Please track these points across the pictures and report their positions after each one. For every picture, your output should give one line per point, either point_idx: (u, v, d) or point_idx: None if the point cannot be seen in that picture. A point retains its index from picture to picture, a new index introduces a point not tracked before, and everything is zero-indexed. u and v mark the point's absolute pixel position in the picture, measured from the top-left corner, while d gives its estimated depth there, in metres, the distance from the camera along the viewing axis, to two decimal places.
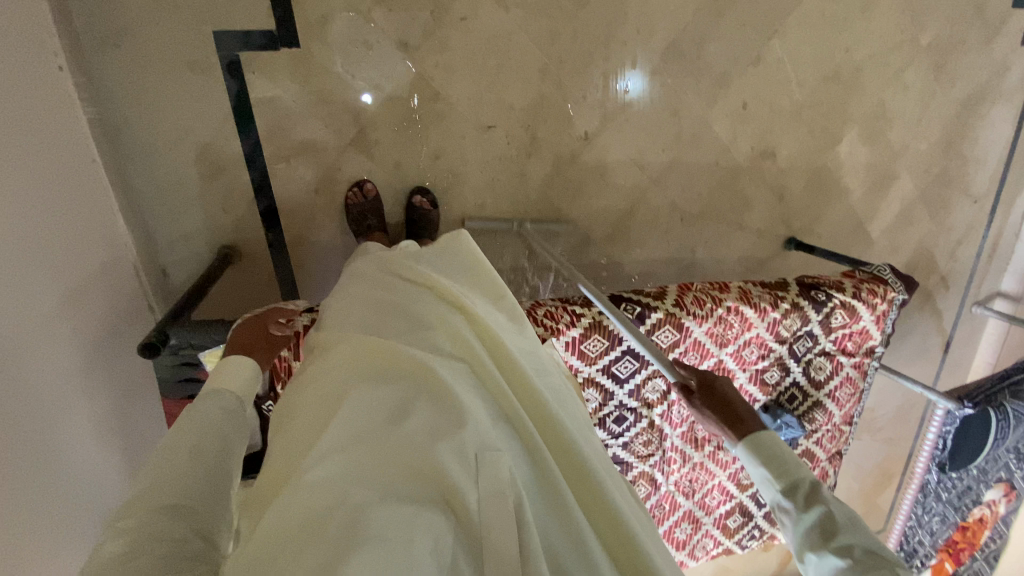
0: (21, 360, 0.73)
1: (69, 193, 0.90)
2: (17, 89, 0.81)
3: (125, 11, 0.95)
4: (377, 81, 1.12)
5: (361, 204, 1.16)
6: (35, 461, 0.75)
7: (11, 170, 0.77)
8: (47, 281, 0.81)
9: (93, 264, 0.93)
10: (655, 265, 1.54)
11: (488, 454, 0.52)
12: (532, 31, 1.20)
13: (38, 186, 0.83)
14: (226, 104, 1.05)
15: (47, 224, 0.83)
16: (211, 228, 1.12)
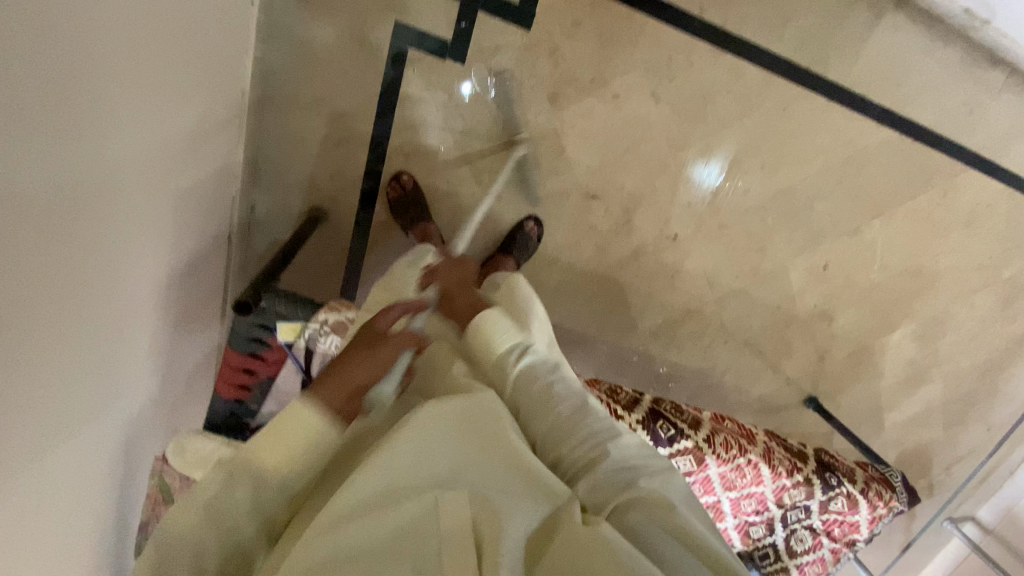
0: (119, 274, 0.77)
1: (209, 117, 0.93)
2: (206, 26, 0.86)
3: None
4: (516, 119, 1.16)
5: (400, 199, 1.14)
6: (103, 373, 0.77)
7: (178, 98, 0.83)
8: (168, 202, 0.87)
9: (207, 191, 0.98)
10: (681, 376, 1.57)
11: (444, 500, 0.59)
12: (671, 130, 1.23)
13: (180, 98, 0.83)
14: (376, 86, 1.08)
15: (174, 136, 0.84)
16: (311, 187, 1.15)
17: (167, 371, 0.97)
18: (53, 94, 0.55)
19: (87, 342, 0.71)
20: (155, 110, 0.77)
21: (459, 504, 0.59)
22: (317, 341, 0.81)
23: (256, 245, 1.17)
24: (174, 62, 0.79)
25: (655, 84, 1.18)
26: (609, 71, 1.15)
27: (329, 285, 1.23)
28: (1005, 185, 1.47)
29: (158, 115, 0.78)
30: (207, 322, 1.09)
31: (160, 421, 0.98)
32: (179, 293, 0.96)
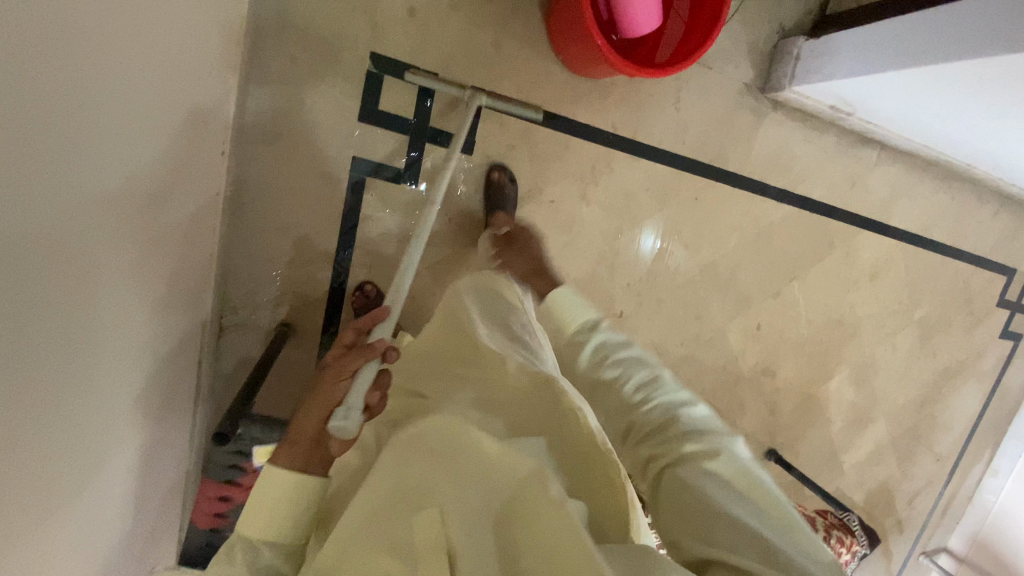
0: (106, 402, 0.82)
1: (184, 254, 1.01)
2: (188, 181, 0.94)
3: (292, 125, 1.12)
4: (466, 226, 1.29)
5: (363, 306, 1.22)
6: (87, 500, 0.80)
7: (162, 248, 0.90)
8: (150, 335, 0.92)
9: (183, 319, 1.04)
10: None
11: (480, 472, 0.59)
12: (604, 223, 1.39)
13: (163, 249, 0.90)
14: (337, 211, 1.19)
15: (156, 282, 0.90)
16: (280, 304, 1.22)
17: (142, 488, 0.98)
18: (53, 277, 0.62)
19: (75, 472, 0.75)
20: (144, 258, 0.85)
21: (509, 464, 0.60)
22: None
23: (226, 364, 1.22)
24: (161, 219, 0.88)
25: (583, 187, 1.35)
26: (543, 180, 1.32)
27: (299, 398, 1.27)
28: (894, 242, 1.69)
29: (145, 263, 0.85)
30: (182, 434, 1.12)
31: (132, 536, 0.99)
32: (152, 420, 0.98)
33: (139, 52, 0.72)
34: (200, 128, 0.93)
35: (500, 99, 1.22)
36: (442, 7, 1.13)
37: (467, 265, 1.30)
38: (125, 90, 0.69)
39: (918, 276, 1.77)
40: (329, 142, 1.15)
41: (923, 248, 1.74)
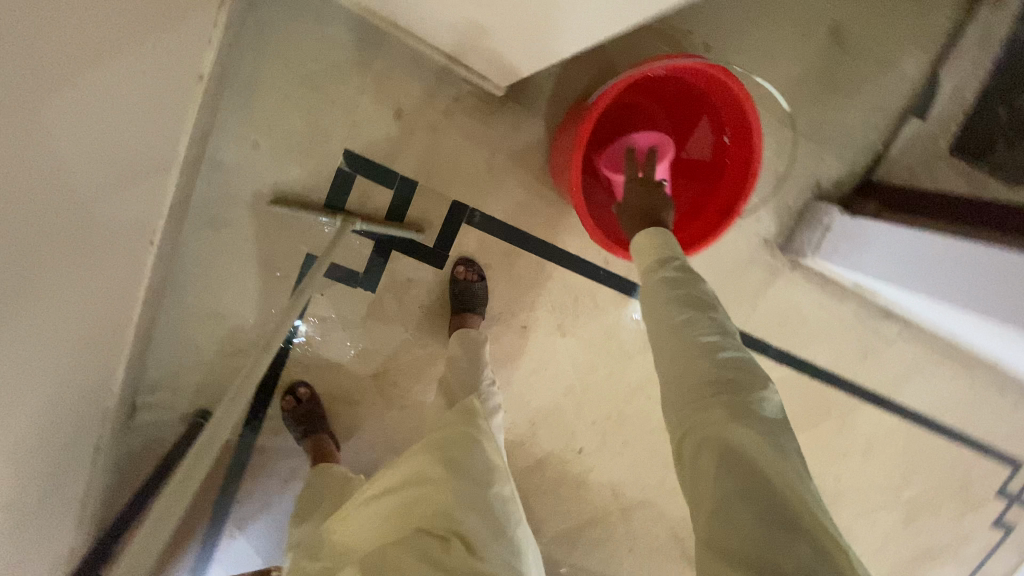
0: None
1: (83, 348, 0.85)
2: (94, 274, 0.80)
3: (241, 210, 1.01)
4: (422, 339, 1.16)
5: (292, 411, 1.11)
6: None
7: (45, 358, 0.74)
8: (23, 459, 0.76)
9: (69, 420, 0.88)
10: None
11: None
12: (577, 356, 1.26)
13: (68, 351, 0.80)
14: (280, 304, 1.09)
15: (57, 385, 0.81)
16: (202, 389, 1.12)
17: None
18: None
19: None
20: (14, 385, 0.69)
21: None
22: None
23: (134, 442, 1.12)
24: (46, 328, 0.72)
25: (562, 317, 1.21)
26: (517, 303, 1.19)
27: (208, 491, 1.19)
28: (898, 419, 1.54)
29: (10, 397, 0.69)
30: (53, 551, 0.94)
31: None
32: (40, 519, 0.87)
33: (56, 167, 0.64)
34: (117, 214, 0.80)
35: (484, 217, 1.09)
36: (436, 114, 1.02)
37: (415, 379, 1.18)
38: (27, 215, 0.61)
39: (918, 453, 1.61)
40: (285, 235, 1.04)
41: (928, 429, 1.58)
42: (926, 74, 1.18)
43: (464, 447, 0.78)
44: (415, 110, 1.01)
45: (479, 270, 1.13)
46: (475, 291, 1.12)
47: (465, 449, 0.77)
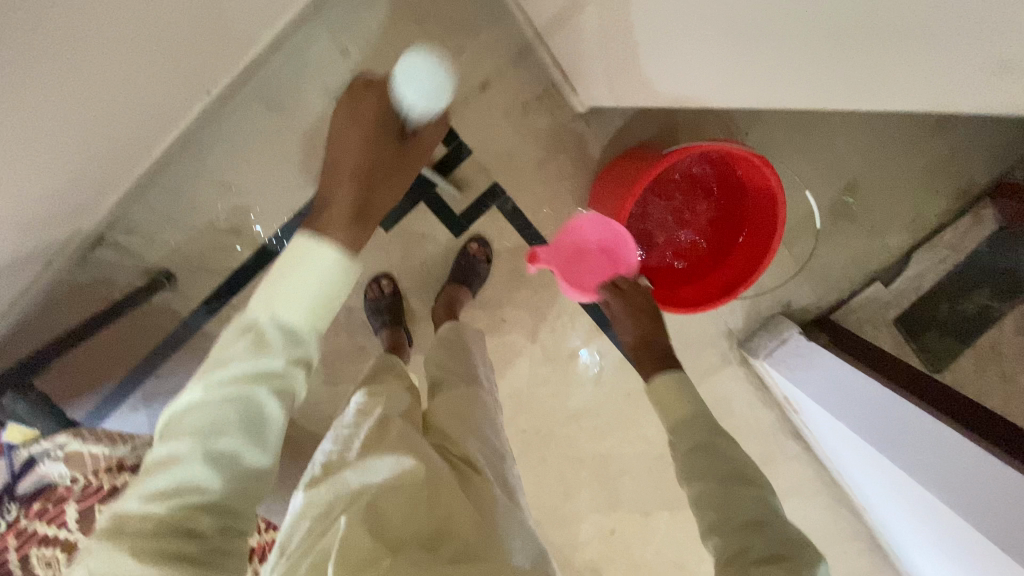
0: None
1: (87, 150, 0.84)
2: (130, 82, 0.80)
3: (300, 102, 1.02)
4: (410, 292, 1.20)
5: (378, 300, 1.16)
6: None
7: (45, 131, 0.74)
8: None
9: (38, 214, 0.86)
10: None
11: (357, 474, 0.70)
12: (534, 364, 1.34)
13: (72, 145, 0.80)
14: (293, 204, 1.08)
15: (46, 174, 0.81)
16: (177, 252, 1.08)
17: None
18: None
19: None
20: None
21: (379, 474, 0.70)
22: (44, 458, 0.82)
23: (81, 275, 1.06)
24: (58, 100, 0.72)
25: (538, 325, 1.30)
26: (506, 298, 1.27)
27: (132, 356, 1.13)
28: None
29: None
30: None
31: None
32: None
33: None
34: (178, 40, 0.81)
35: (512, 208, 1.16)
36: (514, 101, 1.08)
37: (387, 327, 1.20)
38: None
39: None
40: (330, 143, 1.06)
41: None
42: (904, 254, 1.38)
43: (459, 421, 0.85)
44: (498, 88, 1.07)
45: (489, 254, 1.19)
46: (477, 270, 1.17)
47: (472, 428, 0.84)
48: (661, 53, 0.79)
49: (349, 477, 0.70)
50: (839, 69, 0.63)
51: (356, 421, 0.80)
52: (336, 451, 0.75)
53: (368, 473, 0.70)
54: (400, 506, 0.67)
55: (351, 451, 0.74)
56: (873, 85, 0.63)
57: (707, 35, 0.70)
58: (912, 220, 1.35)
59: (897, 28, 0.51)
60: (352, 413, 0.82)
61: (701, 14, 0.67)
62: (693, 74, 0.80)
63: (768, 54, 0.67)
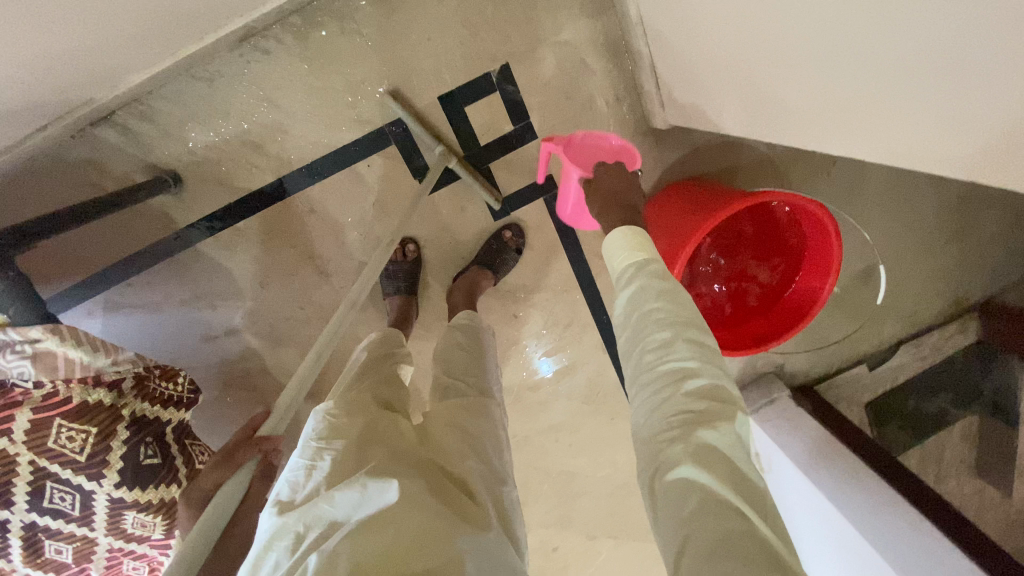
0: None
1: (142, 14, 0.73)
2: None
3: (378, 35, 0.94)
4: (430, 264, 1.13)
5: (400, 264, 1.10)
6: None
7: None
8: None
9: (62, 68, 0.74)
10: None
11: (327, 504, 0.54)
12: (530, 367, 1.30)
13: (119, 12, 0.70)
14: (337, 139, 0.99)
15: (82, 27, 0.69)
16: (193, 155, 0.97)
17: None
18: None
19: None
20: None
21: (357, 499, 0.54)
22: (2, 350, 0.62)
23: (71, 152, 0.93)
24: None
25: (546, 330, 1.26)
26: (523, 296, 1.22)
27: (106, 254, 1.00)
28: None
29: None
30: None
31: None
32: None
33: None
34: None
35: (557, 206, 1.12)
36: (594, 100, 1.04)
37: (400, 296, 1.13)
38: None
39: None
40: (395, 87, 0.98)
41: None
42: (893, 345, 1.45)
43: (483, 441, 0.68)
44: (582, 80, 1.02)
45: (522, 245, 1.14)
46: (508, 257, 1.12)
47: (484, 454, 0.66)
48: (739, 86, 0.81)
49: (323, 508, 0.54)
50: (872, 95, 0.61)
51: (328, 437, 0.62)
52: (302, 475, 0.59)
53: (353, 498, 0.54)
54: (379, 546, 0.51)
55: (319, 481, 0.57)
56: (934, 126, 0.57)
57: (774, 67, 0.72)
58: (908, 313, 1.42)
59: (878, 24, 0.52)
60: (318, 422, 0.64)
61: (751, 42, 0.73)
62: (749, 105, 0.83)
63: (827, 91, 0.67)
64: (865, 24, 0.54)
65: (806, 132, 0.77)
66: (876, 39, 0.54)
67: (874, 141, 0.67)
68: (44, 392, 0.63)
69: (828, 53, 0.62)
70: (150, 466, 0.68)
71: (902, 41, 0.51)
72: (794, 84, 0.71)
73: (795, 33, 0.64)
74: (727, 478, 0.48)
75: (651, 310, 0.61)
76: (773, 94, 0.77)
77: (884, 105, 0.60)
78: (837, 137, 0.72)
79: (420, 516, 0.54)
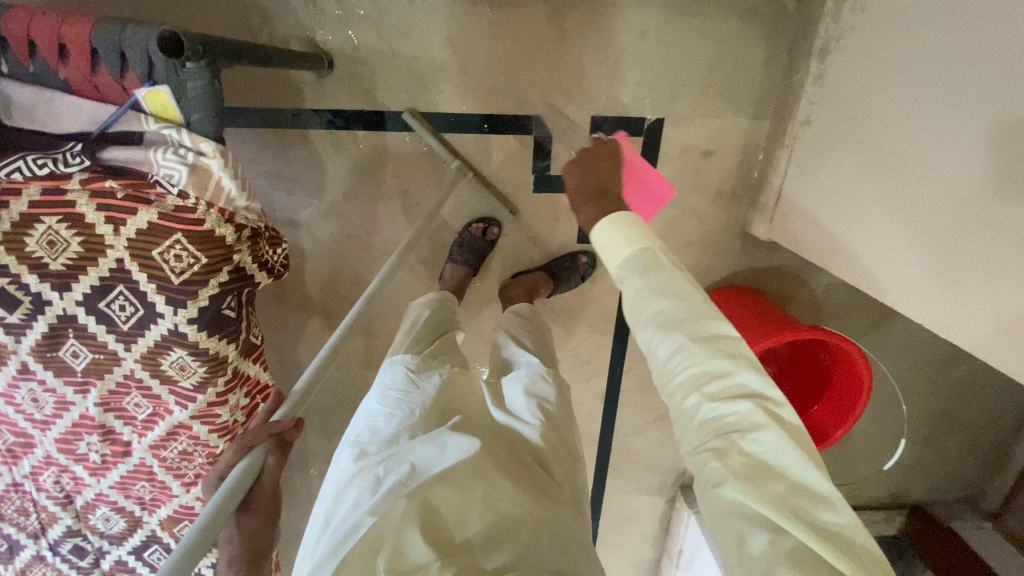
0: None
1: None
2: None
3: (571, 39, 0.99)
4: (501, 252, 1.16)
5: (475, 239, 1.11)
6: None
7: None
8: None
9: None
10: (282, 511, 1.33)
11: (409, 450, 0.60)
12: None
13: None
14: (486, 105, 1.03)
15: None
16: (352, 53, 0.98)
17: None
18: None
19: None
20: None
21: (437, 452, 0.61)
22: (162, 147, 0.59)
23: None
24: None
25: (563, 358, 1.29)
26: (559, 320, 1.25)
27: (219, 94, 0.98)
28: None
29: None
30: None
31: None
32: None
33: None
34: None
35: None
36: (712, 187, 1.12)
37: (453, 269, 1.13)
38: None
39: None
40: (560, 90, 1.03)
41: None
42: None
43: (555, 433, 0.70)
44: (713, 165, 1.10)
45: (586, 275, 1.18)
46: (568, 280, 1.16)
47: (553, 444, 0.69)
48: (837, 209, 0.92)
49: (404, 452, 0.60)
50: (968, 270, 0.69)
51: (410, 388, 0.69)
52: (384, 422, 0.64)
53: (433, 454, 0.60)
54: (450, 505, 0.58)
55: (400, 426, 0.64)
56: (995, 293, 0.66)
57: (878, 203, 0.83)
58: (853, 487, 1.57)
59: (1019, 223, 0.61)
60: (401, 378, 0.70)
61: (876, 188, 0.83)
62: (836, 241, 0.93)
63: (923, 237, 0.75)
64: (999, 188, 0.64)
65: (875, 281, 0.86)
66: (994, 201, 0.64)
67: (932, 306, 0.76)
68: (182, 204, 0.60)
69: (950, 221, 0.71)
70: (225, 317, 0.66)
71: (1018, 212, 0.62)
72: (893, 236, 0.81)
73: (919, 178, 0.75)
74: (774, 491, 0.48)
75: (656, 311, 0.58)
76: (866, 236, 0.86)
77: (975, 285, 0.69)
78: (905, 295, 0.80)
79: (493, 480, 0.60)
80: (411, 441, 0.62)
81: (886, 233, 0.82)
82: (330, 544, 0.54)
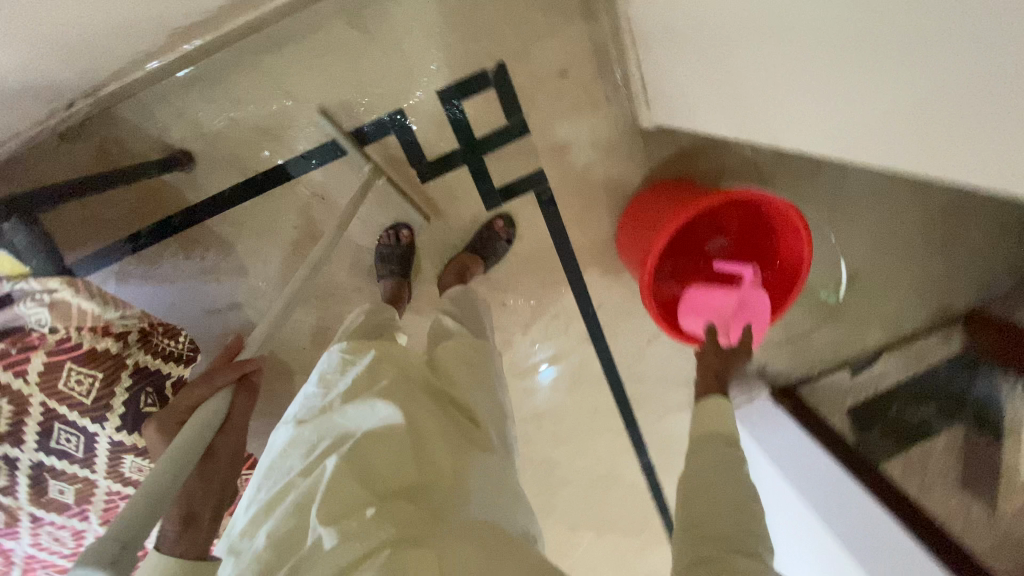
0: None
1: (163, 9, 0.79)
2: None
3: (382, 30, 1.00)
4: (424, 250, 1.18)
5: (392, 248, 1.13)
6: None
7: None
8: None
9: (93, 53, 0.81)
10: None
11: (345, 417, 0.65)
12: (516, 355, 1.34)
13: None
14: (340, 127, 1.05)
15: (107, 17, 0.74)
16: (203, 138, 1.03)
17: None
18: None
19: None
20: None
21: (370, 412, 0.65)
22: (25, 300, 0.75)
23: (89, 130, 0.99)
24: None
25: (532, 318, 1.30)
26: (510, 286, 1.26)
27: (115, 224, 1.07)
28: None
29: None
30: None
31: None
32: None
33: None
34: None
35: (548, 200, 1.17)
36: (585, 100, 1.09)
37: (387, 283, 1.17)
38: None
39: None
40: (397, 81, 1.04)
41: None
42: (874, 352, 1.48)
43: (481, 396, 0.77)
44: (575, 79, 1.07)
45: (511, 236, 1.19)
46: (495, 249, 1.17)
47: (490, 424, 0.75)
48: (738, 81, 0.81)
49: (341, 419, 0.64)
50: (881, 110, 0.60)
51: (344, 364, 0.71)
52: (319, 397, 0.68)
53: (365, 414, 0.64)
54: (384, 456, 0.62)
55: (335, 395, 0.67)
56: (917, 133, 0.57)
57: (771, 55, 0.71)
58: (894, 321, 1.46)
59: (904, 51, 0.52)
60: (335, 360, 0.72)
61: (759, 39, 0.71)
62: (747, 103, 0.83)
63: (825, 83, 0.65)
64: (870, 17, 0.53)
65: (801, 134, 0.77)
66: (877, 32, 0.53)
67: (861, 149, 0.68)
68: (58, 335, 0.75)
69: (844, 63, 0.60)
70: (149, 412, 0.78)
71: (907, 42, 0.51)
72: (797, 86, 0.70)
73: (785, 22, 0.64)
74: None
75: None
76: (773, 89, 0.76)
77: (893, 124, 0.60)
78: (833, 144, 0.72)
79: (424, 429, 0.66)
80: (343, 406, 0.65)
81: (800, 88, 0.70)
82: (261, 504, 0.60)
